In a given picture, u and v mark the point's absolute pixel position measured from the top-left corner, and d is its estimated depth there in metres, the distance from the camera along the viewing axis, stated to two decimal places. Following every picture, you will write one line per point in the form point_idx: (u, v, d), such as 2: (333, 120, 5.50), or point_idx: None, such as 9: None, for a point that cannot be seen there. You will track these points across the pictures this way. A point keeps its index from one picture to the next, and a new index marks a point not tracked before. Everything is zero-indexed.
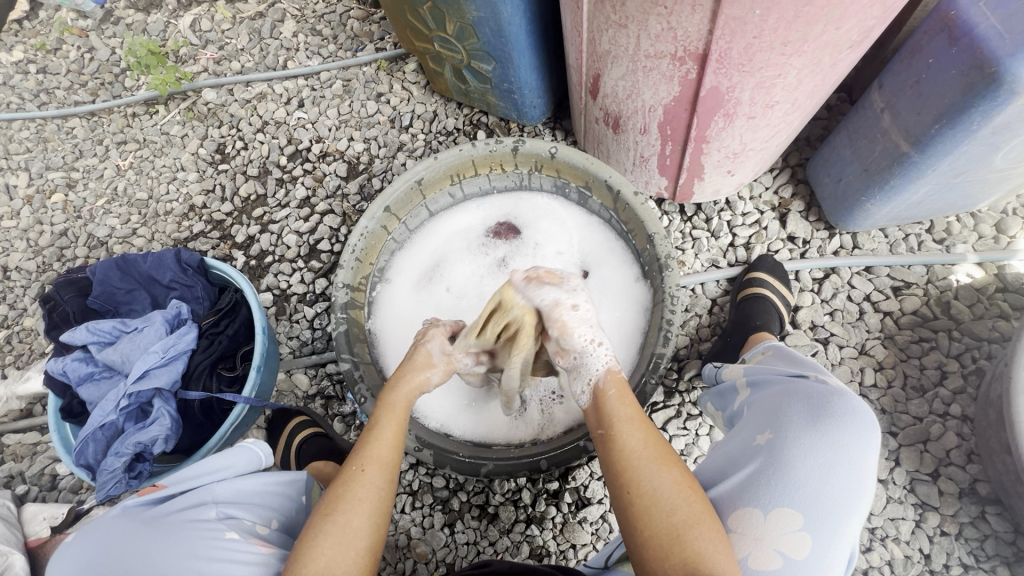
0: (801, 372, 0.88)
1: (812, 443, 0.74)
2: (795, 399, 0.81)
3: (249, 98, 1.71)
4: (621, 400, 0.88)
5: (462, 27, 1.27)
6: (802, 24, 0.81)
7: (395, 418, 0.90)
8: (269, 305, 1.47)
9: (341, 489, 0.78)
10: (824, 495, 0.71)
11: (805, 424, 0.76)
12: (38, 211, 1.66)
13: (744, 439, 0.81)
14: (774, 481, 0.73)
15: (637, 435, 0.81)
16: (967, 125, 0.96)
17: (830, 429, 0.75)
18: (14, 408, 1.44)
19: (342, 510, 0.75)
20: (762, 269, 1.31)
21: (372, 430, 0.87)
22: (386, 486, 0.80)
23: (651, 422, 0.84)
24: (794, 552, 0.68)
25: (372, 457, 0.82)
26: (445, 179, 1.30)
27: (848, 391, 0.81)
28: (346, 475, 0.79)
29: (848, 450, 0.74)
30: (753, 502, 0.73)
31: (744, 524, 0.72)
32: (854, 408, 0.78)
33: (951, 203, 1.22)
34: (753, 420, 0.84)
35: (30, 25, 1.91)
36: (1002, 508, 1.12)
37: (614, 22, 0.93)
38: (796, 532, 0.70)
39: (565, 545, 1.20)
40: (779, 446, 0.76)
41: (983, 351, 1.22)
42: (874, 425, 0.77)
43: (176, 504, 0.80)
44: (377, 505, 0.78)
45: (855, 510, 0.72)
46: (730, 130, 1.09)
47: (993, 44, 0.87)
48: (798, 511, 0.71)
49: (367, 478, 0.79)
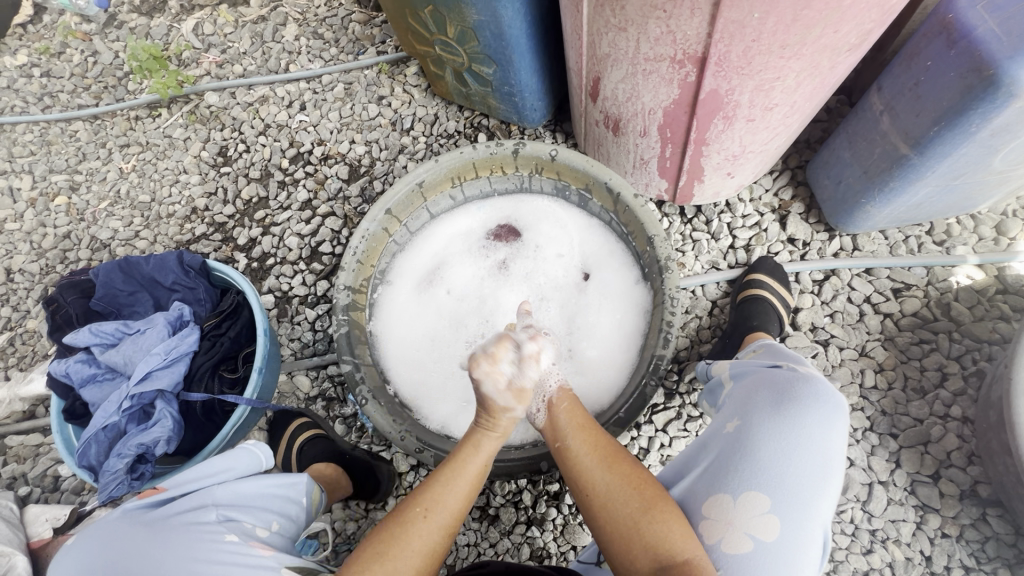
0: (777, 363, 0.89)
1: (777, 427, 0.75)
2: (764, 387, 0.82)
3: (251, 101, 1.72)
4: (569, 412, 0.92)
5: (463, 31, 1.27)
6: (801, 27, 0.82)
7: (472, 470, 0.85)
8: (270, 307, 1.48)
9: (398, 533, 0.74)
10: (791, 478, 0.72)
11: (771, 409, 0.78)
12: (42, 214, 1.67)
13: (717, 428, 0.83)
14: (741, 465, 0.74)
15: (585, 445, 0.86)
16: (966, 127, 0.96)
17: (796, 413, 0.76)
18: (17, 410, 1.45)
19: (393, 556, 0.72)
20: (762, 270, 1.31)
21: (448, 474, 0.83)
22: (442, 538, 0.77)
23: (598, 426, 0.90)
24: (764, 534, 0.69)
25: (438, 504, 0.78)
26: (446, 181, 1.30)
27: (817, 377, 0.82)
28: (409, 520, 0.76)
29: (814, 433, 0.75)
30: (723, 488, 0.74)
31: (716, 511, 0.73)
32: (820, 391, 0.78)
33: (951, 205, 1.22)
34: (727, 410, 0.85)
35: (34, 29, 1.92)
36: (1003, 510, 1.12)
37: (614, 26, 0.93)
38: (764, 515, 0.70)
39: (565, 546, 1.20)
40: (746, 432, 0.77)
41: (983, 352, 1.23)
42: (843, 408, 0.78)
43: (177, 505, 0.81)
44: (426, 554, 0.74)
45: (824, 492, 0.72)
46: (730, 132, 1.09)
47: (991, 47, 0.88)
48: (766, 494, 0.71)
49: (429, 526, 0.76)
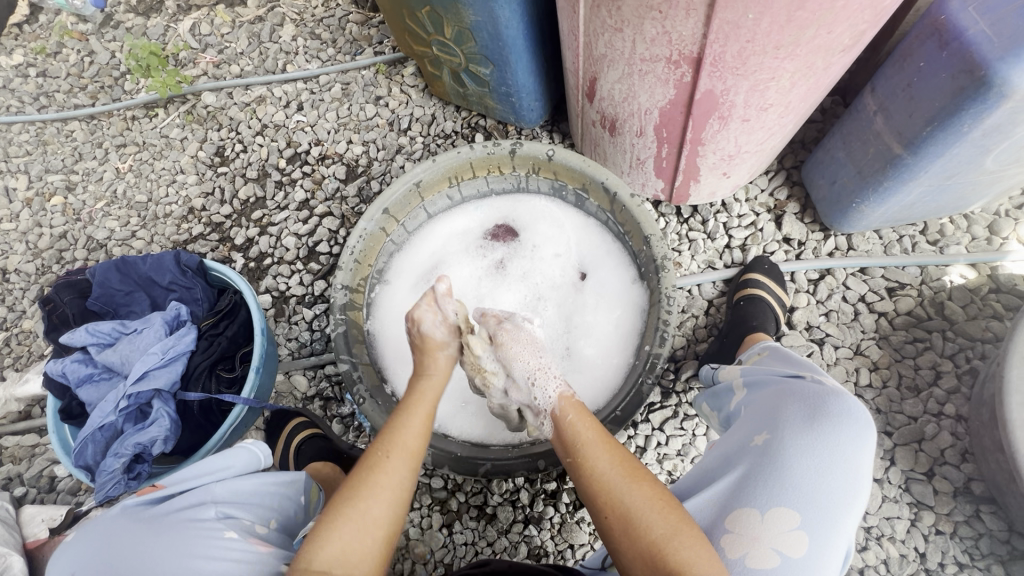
0: (797, 372, 0.89)
1: (810, 444, 0.76)
2: (792, 400, 0.82)
3: (248, 101, 1.72)
4: (586, 425, 0.90)
5: (461, 32, 1.28)
6: (795, 28, 0.82)
7: (423, 410, 0.91)
8: (268, 307, 1.48)
9: (363, 475, 0.78)
10: (821, 495, 0.73)
11: (803, 424, 0.78)
12: (38, 214, 1.67)
13: (741, 440, 0.83)
14: (771, 480, 0.75)
15: (608, 460, 0.83)
16: (958, 128, 0.97)
17: (826, 430, 0.77)
18: (13, 410, 1.44)
19: (363, 497, 0.76)
20: (758, 270, 1.32)
21: (400, 417, 0.88)
22: (409, 476, 0.81)
23: (616, 441, 0.87)
24: (791, 551, 0.70)
25: (397, 446, 0.83)
26: (444, 181, 1.31)
27: (843, 390, 0.82)
28: (371, 461, 0.80)
29: (843, 449, 0.76)
30: (751, 502, 0.74)
31: (741, 525, 0.73)
32: (848, 407, 0.79)
33: (944, 205, 1.23)
34: (749, 420, 0.86)
35: (30, 29, 1.92)
36: (996, 507, 1.13)
37: (610, 26, 0.94)
38: (794, 531, 0.71)
39: (563, 545, 1.21)
40: (776, 446, 0.77)
41: (977, 351, 1.24)
42: (871, 425, 0.79)
43: (176, 503, 0.81)
44: (396, 494, 0.78)
45: (851, 509, 0.74)
46: (725, 132, 1.10)
47: (983, 48, 0.89)
48: (796, 511, 0.72)
49: (390, 465, 0.80)
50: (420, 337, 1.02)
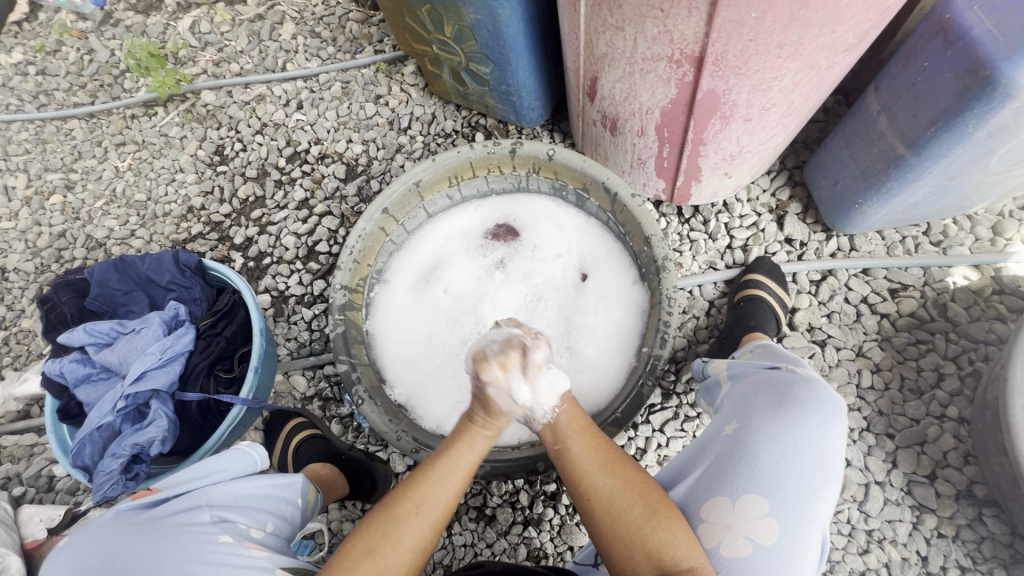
0: (774, 364, 0.89)
1: (776, 430, 0.75)
2: (763, 389, 0.82)
3: (248, 100, 1.71)
4: (570, 412, 0.86)
5: (461, 30, 1.27)
6: (798, 28, 0.82)
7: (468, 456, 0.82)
8: (267, 306, 1.47)
9: (386, 538, 0.73)
10: (790, 481, 0.72)
11: (771, 411, 0.78)
12: (37, 212, 1.66)
13: (714, 430, 0.83)
14: (739, 468, 0.74)
15: (585, 448, 0.82)
16: (962, 128, 0.96)
17: (793, 415, 0.76)
18: (11, 409, 1.44)
19: (378, 554, 0.72)
20: (760, 271, 1.31)
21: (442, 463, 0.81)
22: (432, 533, 0.76)
23: (596, 426, 0.86)
24: (763, 538, 0.69)
25: (430, 500, 0.77)
26: (443, 180, 1.30)
27: (815, 379, 0.82)
28: (397, 520, 0.74)
29: (811, 434, 0.75)
30: (720, 490, 0.74)
31: (715, 513, 0.73)
32: (818, 394, 0.79)
33: (948, 205, 1.22)
34: (724, 411, 0.86)
35: (30, 27, 1.91)
36: (999, 510, 1.12)
37: (611, 25, 0.93)
38: (763, 518, 0.70)
39: (562, 547, 1.20)
40: (743, 434, 0.77)
41: (980, 353, 1.23)
42: (839, 411, 0.78)
43: (171, 507, 0.80)
44: (416, 551, 0.74)
45: (822, 495, 0.73)
46: (728, 132, 1.09)
47: (988, 48, 0.88)
48: (765, 497, 0.71)
49: (417, 522, 0.75)
50: (485, 396, 0.82)
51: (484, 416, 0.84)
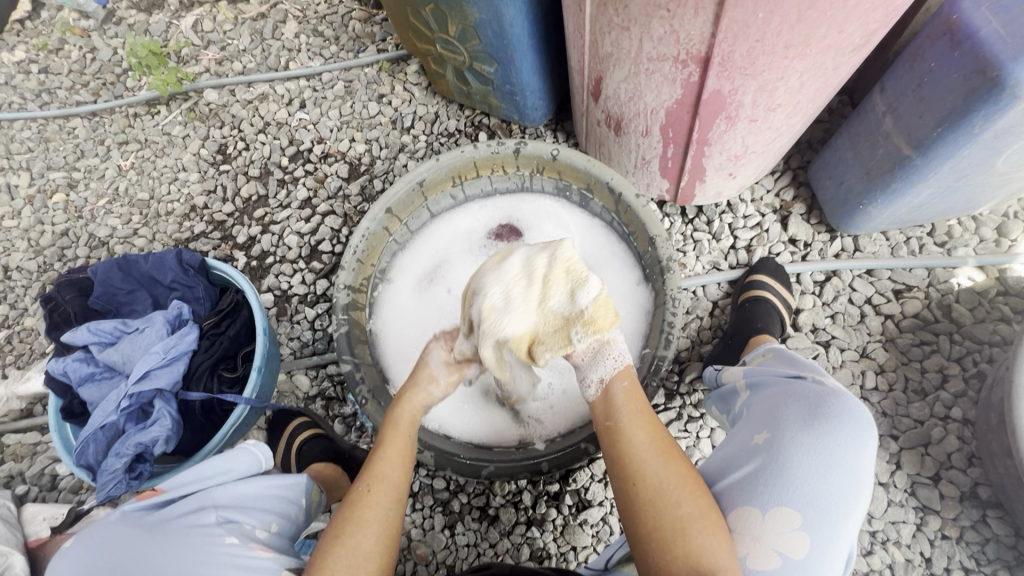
0: (799, 374, 0.88)
1: (810, 444, 0.75)
2: (793, 400, 0.81)
3: (250, 99, 1.71)
4: (630, 394, 0.87)
5: (465, 29, 1.27)
6: (805, 28, 0.81)
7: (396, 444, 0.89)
8: (270, 306, 1.47)
9: (351, 510, 0.79)
10: (822, 497, 0.72)
11: (802, 424, 0.77)
12: (39, 211, 1.66)
13: (742, 440, 0.82)
14: (770, 481, 0.74)
15: (643, 432, 0.82)
16: (969, 129, 0.96)
17: (829, 430, 0.76)
18: (14, 408, 1.44)
19: (351, 535, 0.76)
20: (763, 271, 1.31)
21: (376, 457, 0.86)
22: (394, 504, 0.81)
23: (655, 416, 0.85)
24: (793, 552, 0.69)
25: (380, 476, 0.83)
26: (447, 179, 1.29)
27: (845, 391, 0.82)
28: (355, 495, 0.81)
29: (845, 449, 0.75)
30: (751, 502, 0.74)
31: (743, 524, 0.73)
32: (850, 408, 0.78)
33: (953, 206, 1.22)
34: (750, 421, 0.85)
35: (32, 25, 1.91)
36: (1003, 512, 1.12)
37: (617, 25, 0.93)
38: (794, 531, 0.70)
39: (565, 547, 1.20)
40: (775, 446, 0.77)
41: (984, 354, 1.23)
42: (871, 425, 0.78)
43: (175, 509, 0.80)
44: (386, 527, 0.79)
45: (853, 510, 0.73)
46: (733, 132, 1.09)
47: (995, 49, 0.87)
48: (796, 511, 0.71)
49: (375, 501, 0.80)
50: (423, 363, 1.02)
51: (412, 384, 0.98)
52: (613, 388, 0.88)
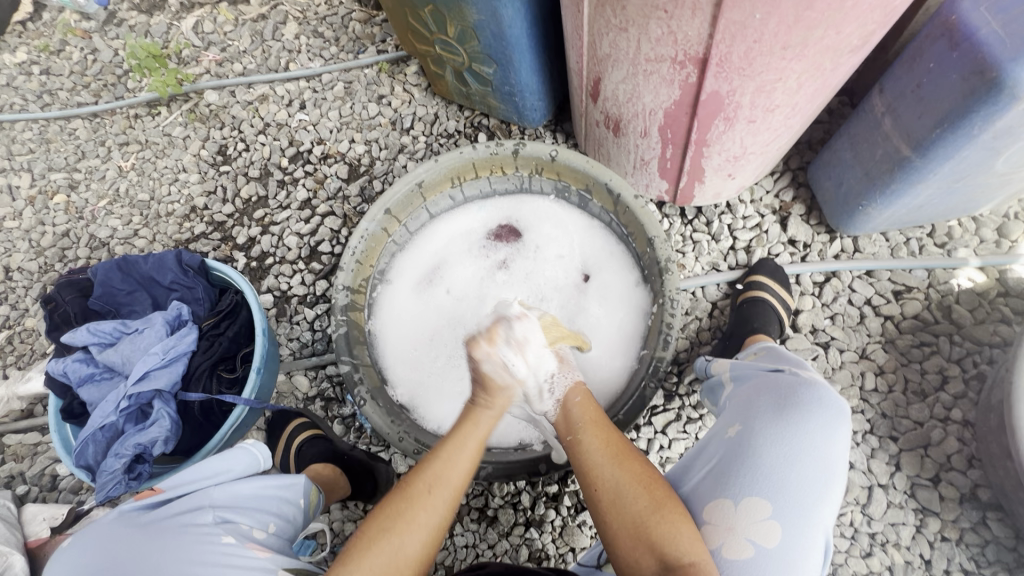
0: (777, 366, 0.89)
1: (780, 433, 0.75)
2: (766, 393, 0.82)
3: (251, 100, 1.71)
4: (584, 407, 0.93)
5: (463, 30, 1.27)
6: (803, 29, 0.81)
7: (466, 453, 0.87)
8: (269, 306, 1.48)
9: (406, 510, 0.78)
10: (793, 486, 0.72)
11: (773, 413, 0.78)
12: (40, 211, 1.67)
13: (716, 432, 0.83)
14: (742, 470, 0.74)
15: (596, 439, 0.86)
16: (968, 130, 0.96)
17: (798, 419, 0.76)
18: (15, 409, 1.44)
19: (399, 533, 0.76)
20: (763, 272, 1.31)
21: (443, 459, 0.85)
22: (446, 512, 0.81)
23: (610, 423, 0.90)
24: (766, 541, 0.69)
25: (442, 481, 0.82)
26: (445, 181, 1.30)
27: (819, 381, 0.82)
28: (413, 492, 0.80)
29: (815, 437, 0.75)
30: (724, 492, 0.74)
31: (717, 515, 0.72)
32: (822, 397, 0.78)
33: (953, 206, 1.21)
34: (726, 413, 0.85)
35: (34, 26, 1.92)
36: (1004, 514, 1.12)
37: (615, 26, 0.93)
38: (767, 520, 0.70)
39: (564, 548, 1.20)
40: (746, 436, 0.77)
41: (984, 356, 1.22)
42: (844, 412, 0.78)
43: (172, 508, 0.80)
44: (432, 529, 0.79)
45: (825, 498, 0.72)
46: (731, 133, 1.08)
47: (994, 49, 0.87)
48: (768, 499, 0.71)
49: (431, 502, 0.80)
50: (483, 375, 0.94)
51: (487, 400, 0.93)
52: (568, 403, 0.95)
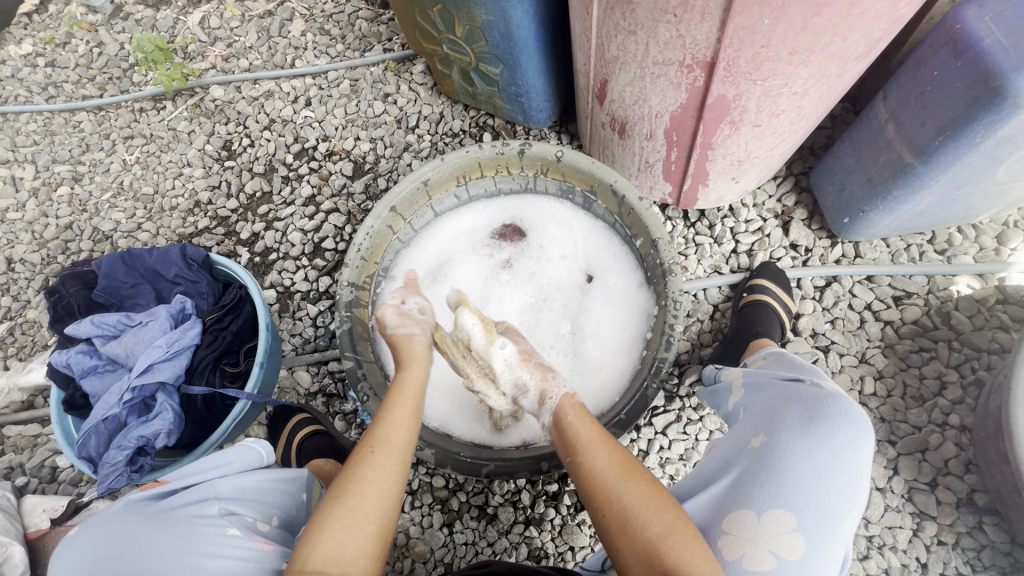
0: (797, 376, 0.90)
1: (807, 447, 0.76)
2: (791, 403, 0.82)
3: (256, 96, 1.72)
4: (586, 423, 0.89)
5: (472, 30, 1.28)
6: (810, 34, 0.82)
7: (408, 405, 0.88)
8: (272, 302, 1.48)
9: (352, 472, 0.77)
10: (818, 499, 0.73)
11: (799, 427, 0.78)
12: (44, 204, 1.67)
13: (738, 441, 0.83)
14: (767, 483, 0.75)
15: (604, 456, 0.82)
16: (971, 138, 0.97)
17: (825, 434, 0.77)
18: (15, 399, 1.45)
19: (352, 494, 0.75)
20: (765, 276, 1.32)
21: (384, 412, 0.86)
22: (400, 468, 0.81)
23: (615, 440, 0.86)
24: (788, 553, 0.70)
25: (384, 440, 0.82)
26: (451, 180, 1.30)
27: (842, 394, 0.83)
28: (358, 457, 0.79)
29: (841, 454, 0.76)
30: (748, 503, 0.74)
31: (738, 526, 0.73)
32: (849, 411, 0.79)
33: (953, 214, 1.22)
34: (747, 422, 0.86)
35: (39, 19, 1.92)
36: (999, 519, 1.12)
37: (623, 29, 0.94)
38: (789, 533, 0.71)
39: (563, 547, 1.21)
40: (771, 448, 0.77)
41: (983, 361, 1.23)
42: (867, 427, 0.79)
43: (178, 499, 0.81)
44: (388, 488, 0.78)
45: (848, 511, 0.74)
46: (736, 137, 1.09)
47: (998, 58, 0.89)
48: (793, 513, 0.72)
49: (378, 461, 0.79)
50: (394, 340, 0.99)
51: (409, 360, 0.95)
52: (565, 415, 0.91)
